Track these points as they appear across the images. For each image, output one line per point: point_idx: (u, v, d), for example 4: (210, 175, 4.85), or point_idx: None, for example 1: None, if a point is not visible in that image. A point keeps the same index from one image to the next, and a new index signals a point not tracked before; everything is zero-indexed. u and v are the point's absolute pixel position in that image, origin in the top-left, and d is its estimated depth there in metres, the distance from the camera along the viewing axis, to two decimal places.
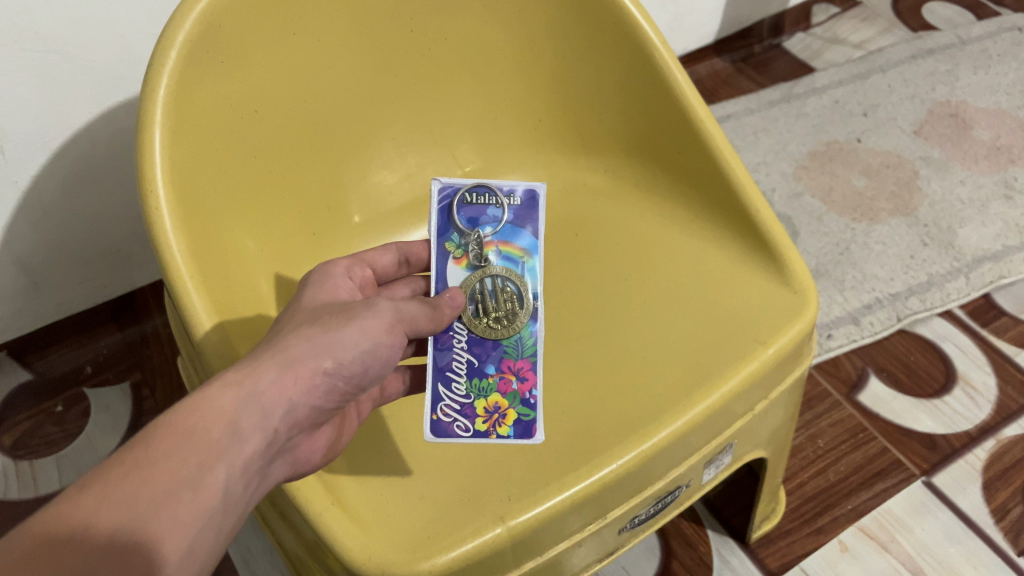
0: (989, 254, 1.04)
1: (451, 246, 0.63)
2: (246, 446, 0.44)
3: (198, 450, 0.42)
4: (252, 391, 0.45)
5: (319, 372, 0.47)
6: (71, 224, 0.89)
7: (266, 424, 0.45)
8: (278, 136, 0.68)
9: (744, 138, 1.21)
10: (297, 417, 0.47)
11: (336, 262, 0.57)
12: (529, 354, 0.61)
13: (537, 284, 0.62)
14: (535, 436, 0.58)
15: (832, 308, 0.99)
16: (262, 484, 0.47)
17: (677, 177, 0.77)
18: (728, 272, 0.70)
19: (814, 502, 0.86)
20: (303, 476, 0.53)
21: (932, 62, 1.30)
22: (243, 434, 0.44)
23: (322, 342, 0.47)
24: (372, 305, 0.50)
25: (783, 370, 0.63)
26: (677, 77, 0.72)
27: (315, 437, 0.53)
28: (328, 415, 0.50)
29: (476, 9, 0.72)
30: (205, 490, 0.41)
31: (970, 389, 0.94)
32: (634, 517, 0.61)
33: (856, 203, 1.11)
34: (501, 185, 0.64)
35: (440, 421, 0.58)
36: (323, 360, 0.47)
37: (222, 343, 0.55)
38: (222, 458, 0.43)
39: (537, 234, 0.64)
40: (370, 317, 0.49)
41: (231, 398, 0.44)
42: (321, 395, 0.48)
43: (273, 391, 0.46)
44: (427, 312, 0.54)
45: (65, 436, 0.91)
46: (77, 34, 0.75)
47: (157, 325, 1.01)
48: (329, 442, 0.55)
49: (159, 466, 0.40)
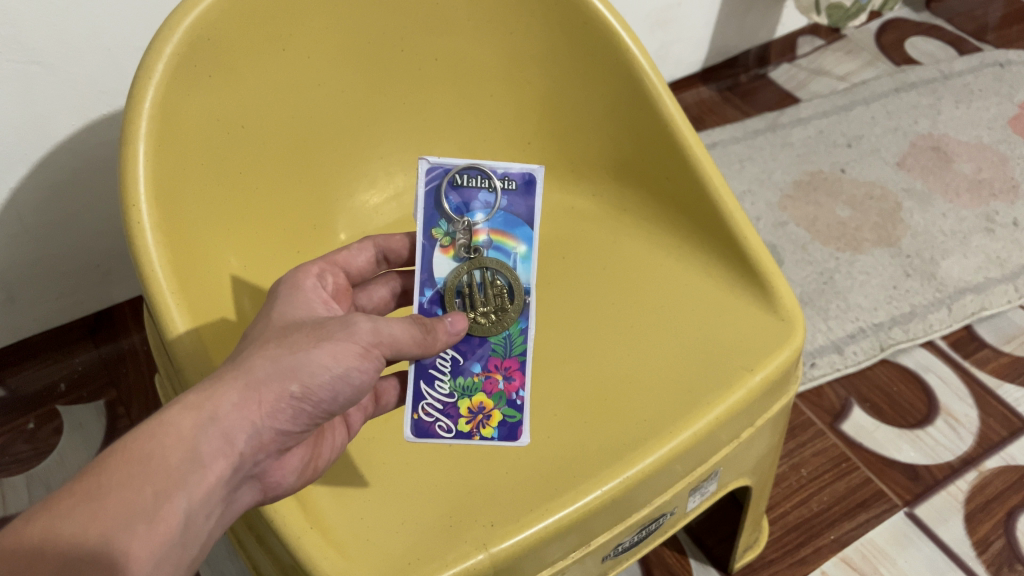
0: (971, 285, 1.04)
1: (439, 234, 0.60)
2: (208, 473, 0.43)
3: (154, 478, 0.41)
4: (212, 415, 0.43)
5: (285, 397, 0.45)
6: (50, 238, 0.87)
7: (228, 450, 0.44)
8: (265, 151, 0.67)
9: (730, 166, 1.22)
10: (263, 441, 0.45)
11: (304, 274, 0.54)
12: (516, 353, 0.60)
13: (529, 277, 0.60)
14: (521, 438, 0.58)
15: (816, 336, 0.99)
16: (227, 510, 0.46)
17: (664, 203, 0.76)
18: (714, 299, 0.70)
19: (797, 532, 0.85)
20: (276, 499, 0.51)
21: (915, 95, 1.32)
22: (204, 461, 0.43)
23: (292, 364, 0.45)
24: (348, 325, 0.47)
25: (769, 399, 0.63)
26: (667, 102, 0.72)
27: (286, 459, 0.51)
28: (297, 439, 0.48)
29: (468, 32, 0.72)
30: (161, 522, 0.40)
31: (951, 420, 0.94)
32: (617, 545, 0.60)
33: (841, 233, 1.11)
34: (494, 168, 0.62)
35: (421, 421, 0.58)
36: (290, 384, 0.45)
37: (197, 350, 0.54)
38: (181, 487, 0.42)
39: (530, 222, 0.61)
40: (341, 339, 0.46)
41: (192, 421, 0.43)
42: (288, 419, 0.46)
43: (235, 415, 0.44)
44: (415, 335, 0.51)
45: (36, 454, 0.88)
46: (62, 46, 0.74)
47: (135, 342, 0.98)
48: (302, 463, 0.52)
49: (111, 496, 0.39)
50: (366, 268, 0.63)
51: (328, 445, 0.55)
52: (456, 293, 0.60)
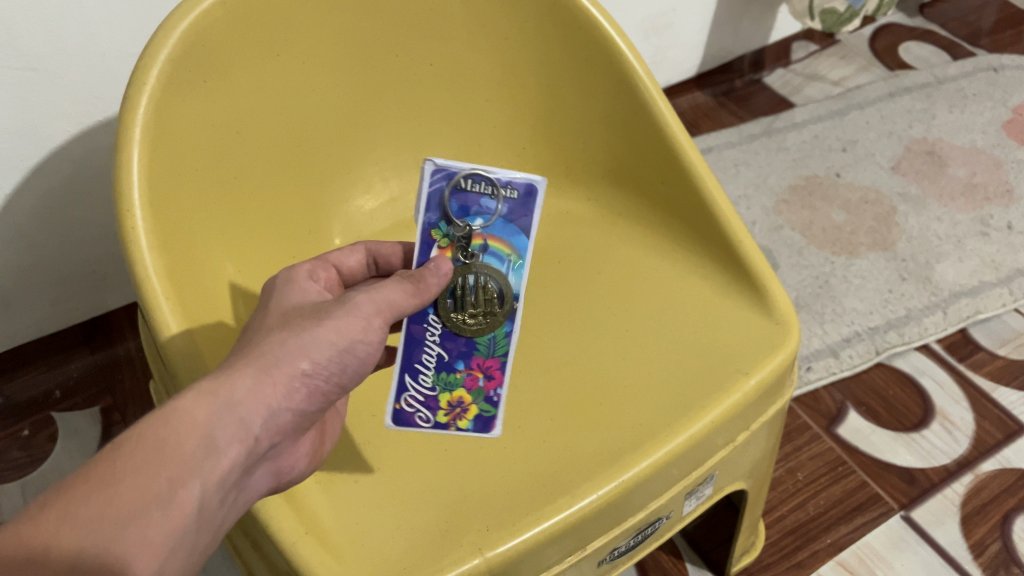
0: (966, 289, 1.05)
1: (438, 235, 0.59)
2: (223, 458, 0.42)
3: (169, 465, 0.40)
4: (228, 399, 0.43)
5: (298, 375, 0.45)
6: (45, 244, 0.87)
7: (244, 435, 0.44)
8: (260, 156, 0.67)
9: (725, 170, 1.22)
10: (279, 424, 0.46)
11: (298, 269, 0.54)
12: (499, 354, 0.60)
13: (520, 285, 0.60)
14: (493, 432, 0.60)
15: (811, 340, 0.99)
16: (240, 497, 0.46)
17: (659, 207, 0.77)
18: (708, 302, 0.70)
19: (794, 536, 0.85)
20: (290, 484, 0.52)
21: (909, 100, 1.32)
22: (220, 447, 0.42)
23: (298, 344, 0.46)
24: (346, 302, 0.48)
25: (765, 402, 0.63)
26: (661, 107, 0.73)
27: (295, 445, 0.52)
28: (313, 418, 0.49)
29: (463, 36, 0.72)
30: (177, 509, 0.40)
31: (947, 423, 0.94)
32: (613, 549, 0.60)
33: (836, 237, 1.11)
34: (500, 174, 0.59)
35: (401, 411, 0.59)
36: (300, 361, 0.46)
37: (189, 349, 0.54)
38: (197, 473, 0.41)
39: (528, 232, 0.60)
40: (343, 315, 0.48)
41: (206, 409, 0.42)
42: (303, 399, 0.47)
43: (250, 399, 0.44)
44: (409, 292, 0.52)
45: (32, 461, 0.88)
46: (56, 52, 0.74)
47: (130, 348, 0.98)
48: (310, 450, 0.54)
49: (126, 483, 0.39)
50: (357, 271, 0.63)
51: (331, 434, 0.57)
52: (447, 293, 0.59)
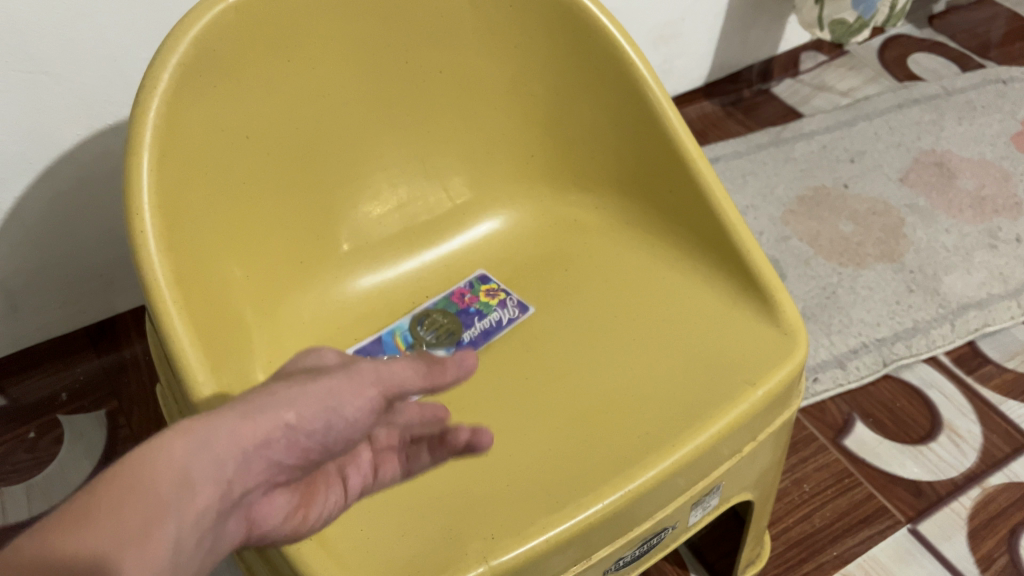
0: (974, 301, 1.04)
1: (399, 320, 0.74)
2: (197, 499, 0.36)
3: (143, 507, 0.33)
4: (206, 439, 0.36)
5: (279, 425, 0.38)
6: (53, 247, 0.87)
7: (220, 476, 0.37)
8: (269, 162, 0.67)
9: (733, 180, 1.22)
10: (252, 472, 0.39)
11: None
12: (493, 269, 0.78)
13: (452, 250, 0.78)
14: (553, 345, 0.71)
15: (819, 351, 0.99)
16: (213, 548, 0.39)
17: (667, 217, 0.76)
18: (716, 313, 0.70)
19: (799, 549, 0.84)
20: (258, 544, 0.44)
21: (918, 111, 1.32)
22: (195, 486, 0.36)
23: (287, 392, 0.39)
24: (350, 368, 0.42)
25: (772, 413, 0.63)
26: (669, 115, 0.72)
27: (269, 503, 0.44)
28: (289, 473, 0.42)
29: (472, 43, 0.73)
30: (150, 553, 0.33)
31: (955, 436, 0.93)
32: (618, 559, 0.59)
33: (843, 248, 1.11)
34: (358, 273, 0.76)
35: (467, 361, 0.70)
36: (285, 411, 0.39)
37: (197, 356, 0.53)
38: (170, 515, 0.34)
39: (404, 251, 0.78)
40: (342, 376, 0.41)
41: (183, 444, 0.36)
42: (284, 451, 0.40)
43: (230, 437, 0.37)
44: (417, 371, 0.43)
45: (37, 463, 0.88)
46: (68, 57, 0.75)
47: (136, 351, 0.98)
48: (288, 510, 0.45)
49: (96, 522, 0.32)
50: None
51: (320, 503, 0.47)
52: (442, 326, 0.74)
